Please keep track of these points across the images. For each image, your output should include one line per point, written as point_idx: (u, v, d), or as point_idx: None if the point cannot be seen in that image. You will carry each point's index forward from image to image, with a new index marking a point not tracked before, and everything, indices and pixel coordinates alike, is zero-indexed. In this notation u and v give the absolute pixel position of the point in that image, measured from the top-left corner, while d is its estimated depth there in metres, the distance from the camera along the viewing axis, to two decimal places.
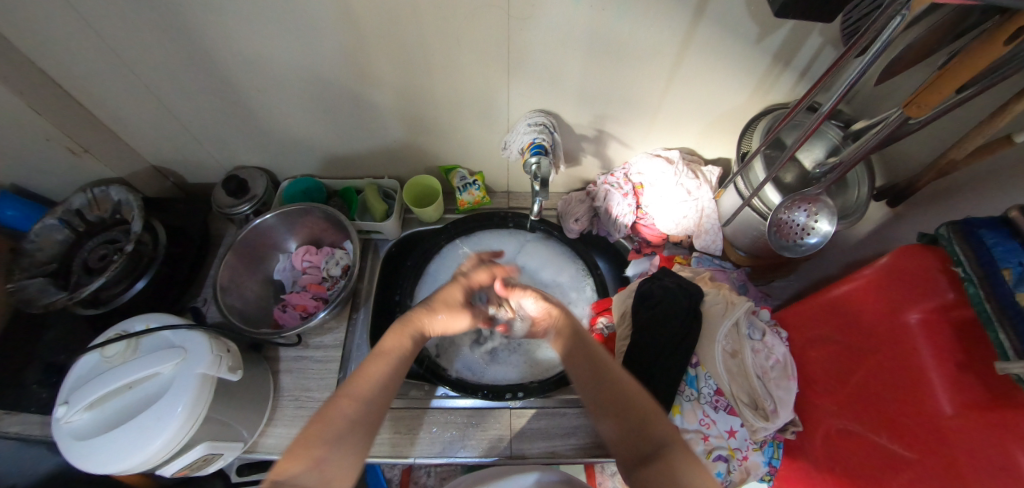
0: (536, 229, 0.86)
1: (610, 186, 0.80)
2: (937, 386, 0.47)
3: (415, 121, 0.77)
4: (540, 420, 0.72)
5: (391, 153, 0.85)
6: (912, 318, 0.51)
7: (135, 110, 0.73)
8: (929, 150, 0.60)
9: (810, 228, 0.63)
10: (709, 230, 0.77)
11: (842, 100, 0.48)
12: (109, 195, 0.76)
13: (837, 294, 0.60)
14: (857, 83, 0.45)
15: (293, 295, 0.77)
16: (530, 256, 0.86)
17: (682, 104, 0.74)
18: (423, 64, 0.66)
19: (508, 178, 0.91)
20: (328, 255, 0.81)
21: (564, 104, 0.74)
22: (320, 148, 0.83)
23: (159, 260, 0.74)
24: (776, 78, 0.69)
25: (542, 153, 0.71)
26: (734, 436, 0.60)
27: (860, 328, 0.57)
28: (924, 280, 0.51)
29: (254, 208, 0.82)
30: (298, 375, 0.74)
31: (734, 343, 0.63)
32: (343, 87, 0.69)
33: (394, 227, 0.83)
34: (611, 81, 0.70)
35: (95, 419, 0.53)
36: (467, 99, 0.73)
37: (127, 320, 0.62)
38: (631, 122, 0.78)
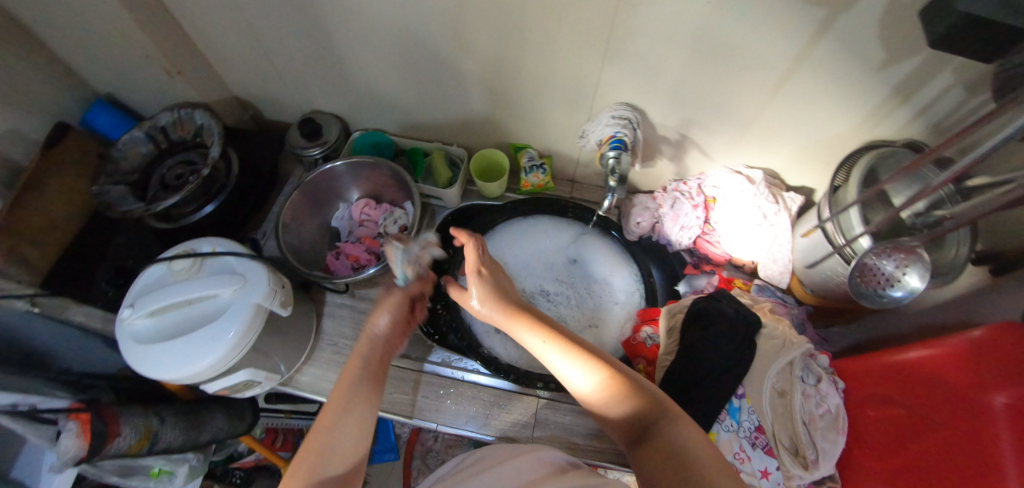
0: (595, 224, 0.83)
1: (679, 194, 0.77)
2: (1006, 480, 0.42)
3: (494, 95, 0.76)
4: (564, 415, 0.71)
5: (461, 122, 0.84)
6: (997, 402, 0.45)
7: (227, 38, 0.74)
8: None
9: (896, 279, 0.58)
10: (780, 261, 0.73)
11: (985, 159, 0.43)
12: (194, 118, 0.78)
13: (919, 358, 0.56)
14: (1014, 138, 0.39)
15: (348, 245, 0.79)
16: (582, 250, 0.84)
17: (777, 122, 0.69)
18: (517, 37, 0.63)
19: (576, 167, 0.89)
20: (388, 212, 0.82)
21: (652, 102, 0.71)
22: (393, 105, 0.83)
23: (229, 188, 0.76)
24: (888, 112, 0.63)
25: (622, 149, 0.69)
26: (767, 478, 0.58)
27: (936, 400, 0.52)
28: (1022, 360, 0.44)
29: (324, 153, 0.83)
30: (338, 322, 0.76)
31: (784, 382, 0.60)
32: (430, 48, 0.68)
33: (455, 196, 0.82)
34: (704, 85, 0.66)
35: (155, 326, 0.56)
36: (552, 80, 0.70)
37: (195, 240, 0.64)
38: (718, 131, 0.74)
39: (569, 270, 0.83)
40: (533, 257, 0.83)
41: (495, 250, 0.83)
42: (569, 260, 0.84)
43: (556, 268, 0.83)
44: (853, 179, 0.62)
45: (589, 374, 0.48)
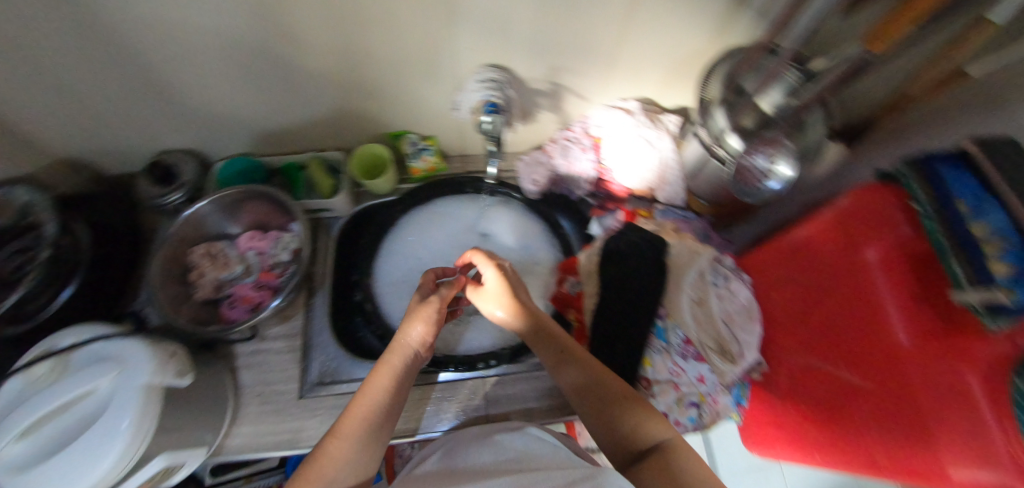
0: (495, 193, 0.81)
1: (568, 141, 0.78)
2: (895, 321, 0.49)
3: (356, 86, 0.70)
4: (514, 386, 0.71)
5: (333, 124, 0.78)
6: (870, 256, 0.52)
7: (21, 94, 0.62)
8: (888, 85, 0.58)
9: (770, 171, 0.62)
10: (670, 180, 0.77)
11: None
12: (16, 197, 0.67)
13: (799, 236, 0.60)
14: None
15: (238, 287, 0.72)
16: (490, 222, 0.82)
17: (641, 49, 0.69)
18: (355, 19, 0.58)
19: (462, 140, 0.86)
20: (275, 240, 0.75)
21: (515, 57, 0.69)
22: (252, 123, 0.75)
23: (84, 266, 0.67)
24: (736, 17, 0.65)
25: (497, 111, 0.67)
26: (704, 382, 0.61)
27: (820, 269, 0.57)
28: (884, 215, 0.51)
29: (187, 195, 0.75)
30: (258, 370, 0.70)
31: (699, 292, 0.63)
32: (265, 51, 0.61)
33: (345, 202, 0.76)
34: (561, 30, 0.64)
35: (30, 450, 0.48)
36: (408, 57, 0.65)
37: (52, 336, 0.56)
38: (586, 73, 0.73)
39: (483, 246, 0.81)
40: (444, 244, 0.81)
41: (406, 246, 0.80)
42: (480, 236, 0.82)
43: (470, 248, 0.81)
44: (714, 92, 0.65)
45: (500, 305, 0.57)
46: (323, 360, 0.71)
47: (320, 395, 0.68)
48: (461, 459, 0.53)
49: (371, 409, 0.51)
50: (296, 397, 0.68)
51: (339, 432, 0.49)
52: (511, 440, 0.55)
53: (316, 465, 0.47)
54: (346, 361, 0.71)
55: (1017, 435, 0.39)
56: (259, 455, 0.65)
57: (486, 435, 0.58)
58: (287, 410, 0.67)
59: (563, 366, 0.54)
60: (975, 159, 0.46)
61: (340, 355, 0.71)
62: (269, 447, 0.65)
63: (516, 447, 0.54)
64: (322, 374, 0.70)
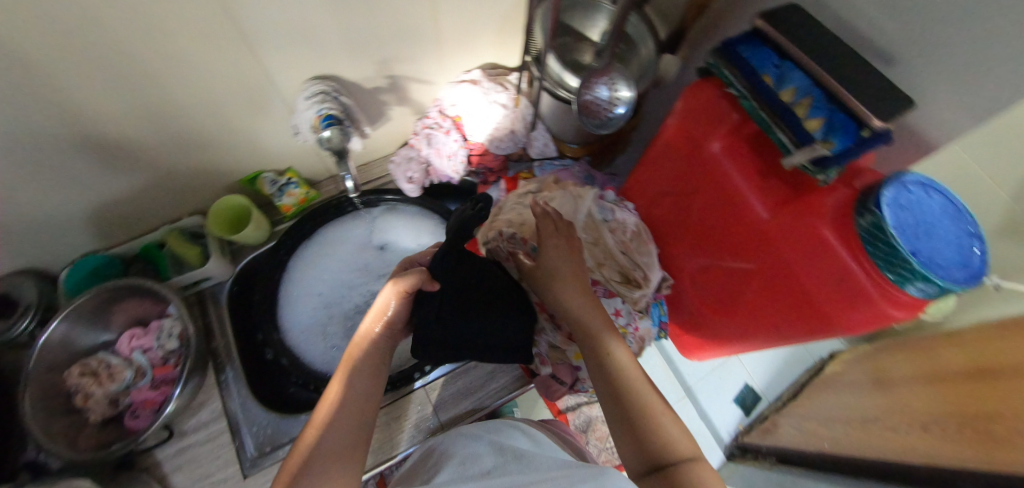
0: (378, 203, 0.80)
1: (429, 129, 0.74)
2: (751, 200, 0.52)
3: (180, 144, 0.64)
4: (455, 382, 0.70)
5: (175, 191, 0.71)
6: (716, 148, 0.55)
7: None
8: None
9: (614, 99, 0.61)
10: (540, 137, 0.77)
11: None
12: None
13: (655, 152, 0.63)
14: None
15: (132, 392, 0.66)
16: (382, 231, 0.79)
17: (462, 18, 0.67)
18: (133, 74, 0.51)
19: (325, 162, 0.81)
20: (159, 329, 0.69)
21: (338, 62, 0.65)
22: (77, 218, 0.66)
23: None
24: None
25: (337, 123, 0.64)
26: (620, 314, 0.63)
27: (684, 174, 0.60)
28: (714, 108, 0.54)
29: (37, 317, 0.66)
30: (189, 469, 0.64)
31: (592, 232, 0.65)
32: (48, 141, 0.54)
33: (223, 266, 0.71)
34: (370, 21, 0.60)
35: None
36: (220, 95, 0.60)
37: None
38: (418, 54, 0.70)
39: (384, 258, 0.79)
40: (345, 270, 0.78)
41: (307, 284, 0.76)
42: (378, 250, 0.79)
43: (371, 266, 0.78)
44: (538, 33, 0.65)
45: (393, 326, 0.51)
46: (256, 429, 0.68)
47: (263, 466, 0.64)
48: (449, 457, 0.45)
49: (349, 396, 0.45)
50: (239, 477, 0.64)
51: (315, 420, 0.43)
52: (505, 438, 0.48)
53: (317, 456, 0.40)
54: (280, 422, 0.68)
55: (874, 266, 0.41)
56: None
57: (478, 436, 0.49)
58: None
59: (559, 268, 0.54)
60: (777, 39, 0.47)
61: (272, 417, 0.68)
62: None
63: (515, 446, 0.45)
64: (260, 444, 0.67)
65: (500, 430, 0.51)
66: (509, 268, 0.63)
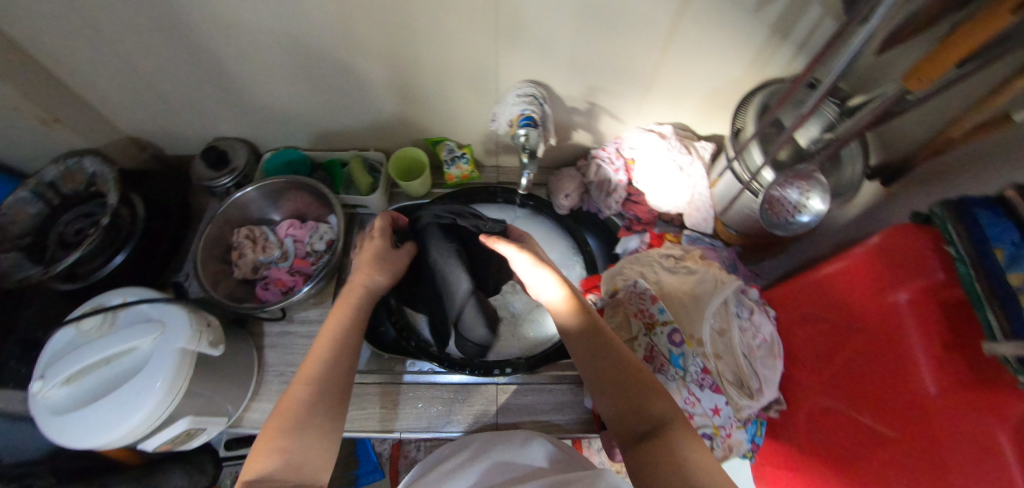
0: (525, 206, 0.88)
1: (601, 161, 0.83)
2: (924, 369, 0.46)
3: (403, 92, 0.75)
4: (525, 396, 0.72)
5: (377, 125, 0.83)
6: (900, 299, 0.49)
7: (108, 78, 0.69)
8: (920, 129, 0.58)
9: (802, 205, 0.63)
10: (701, 207, 0.80)
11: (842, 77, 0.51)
12: (83, 167, 0.72)
13: (828, 273, 0.59)
14: (861, 50, 0.47)
15: (273, 270, 0.76)
16: (521, 231, 0.87)
17: (676, 77, 0.73)
18: (408, 30, 0.63)
19: (497, 152, 0.90)
20: (313, 229, 0.80)
21: (555, 75, 0.72)
22: (304, 119, 0.81)
23: (138, 235, 0.73)
24: (773, 52, 0.67)
25: (532, 125, 0.69)
26: (719, 414, 0.60)
27: (853, 308, 0.55)
28: (916, 257, 0.49)
29: (235, 181, 0.80)
30: (283, 351, 0.73)
31: (721, 321, 0.64)
32: (324, 54, 0.67)
33: (380, 200, 0.82)
34: (598, 52, 0.67)
35: (75, 393, 0.52)
36: (454, 68, 0.70)
37: (103, 293, 0.58)
38: (620, 95, 0.76)
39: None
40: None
41: None
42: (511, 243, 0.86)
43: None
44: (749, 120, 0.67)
45: None
46: None
47: None
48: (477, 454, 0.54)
49: (329, 347, 0.50)
50: None
51: (300, 377, 0.47)
52: (527, 454, 0.56)
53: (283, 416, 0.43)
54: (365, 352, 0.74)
55: None
56: None
57: (501, 444, 0.59)
58: None
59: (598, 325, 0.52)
60: (1016, 202, 0.41)
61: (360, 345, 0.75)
62: None
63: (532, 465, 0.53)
64: None
65: (521, 443, 0.59)
66: (634, 322, 0.69)
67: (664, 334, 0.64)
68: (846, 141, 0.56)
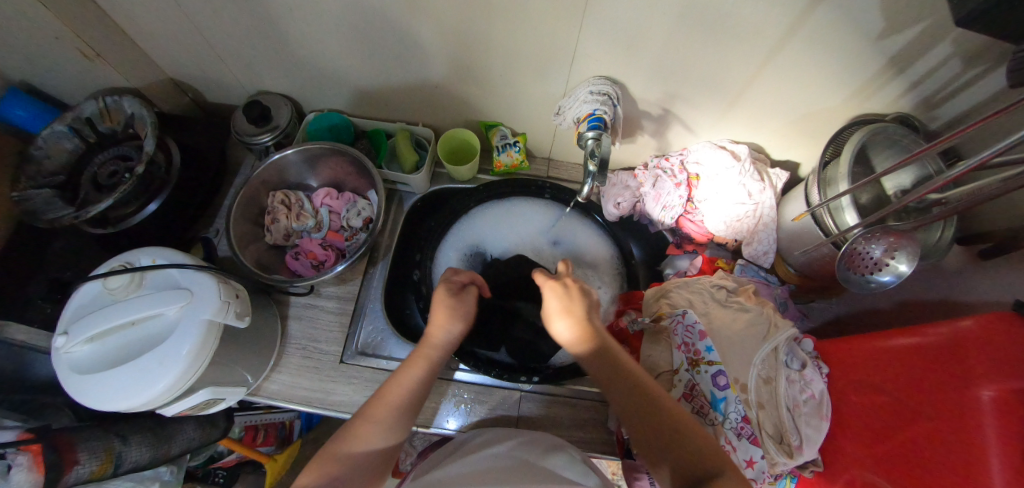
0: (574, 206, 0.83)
1: (662, 172, 0.78)
2: (995, 471, 0.41)
3: (465, 72, 0.70)
4: (549, 407, 0.70)
5: (430, 101, 0.78)
6: (984, 395, 0.44)
7: (158, 19, 0.65)
8: None
9: (884, 264, 0.57)
10: (764, 240, 0.76)
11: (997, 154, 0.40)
12: (122, 107, 0.69)
13: (899, 345, 0.54)
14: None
15: (304, 242, 0.74)
16: (563, 231, 0.83)
17: (766, 95, 0.66)
18: (482, 7, 0.56)
19: (551, 145, 0.86)
20: (350, 203, 0.76)
21: (634, 75, 0.65)
22: (356, 86, 0.77)
23: (172, 185, 0.70)
24: (880, 86, 0.62)
25: (601, 128, 0.63)
26: (751, 467, 0.56)
27: (923, 389, 0.50)
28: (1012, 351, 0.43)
29: (275, 139, 0.76)
30: (307, 324, 0.72)
31: (769, 369, 0.59)
32: (387, 20, 0.61)
33: (421, 181, 0.79)
34: (689, 59, 0.61)
35: (98, 352, 0.51)
36: (526, 53, 0.64)
37: (131, 251, 0.55)
38: (702, 106, 0.70)
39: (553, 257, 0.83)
40: (514, 243, 0.83)
41: (474, 231, 0.82)
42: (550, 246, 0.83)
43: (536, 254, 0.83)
44: (844, 157, 0.60)
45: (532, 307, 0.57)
46: (370, 329, 0.73)
47: (359, 364, 0.69)
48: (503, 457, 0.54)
49: (398, 399, 0.51)
50: (337, 360, 0.70)
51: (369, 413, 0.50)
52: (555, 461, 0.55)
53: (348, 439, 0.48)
54: (391, 337, 0.72)
55: None
56: (291, 407, 0.67)
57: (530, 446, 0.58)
58: (326, 371, 0.69)
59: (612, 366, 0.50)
60: None
61: (386, 329, 0.73)
62: (302, 400, 0.67)
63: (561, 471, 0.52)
64: (365, 344, 0.72)
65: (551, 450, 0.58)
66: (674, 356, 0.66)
67: (707, 375, 0.60)
68: (951, 213, 0.50)
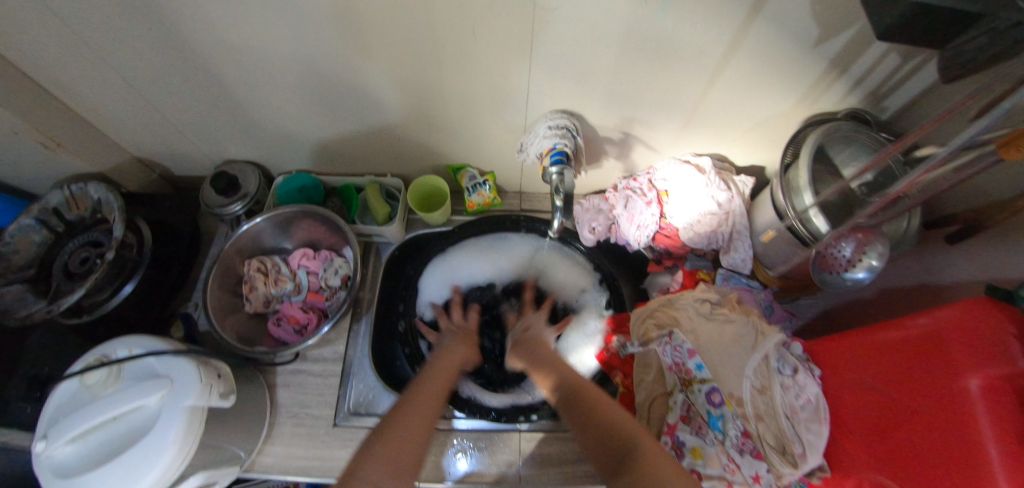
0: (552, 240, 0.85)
1: (632, 192, 0.80)
2: (992, 462, 0.40)
3: (425, 120, 0.71)
4: (547, 445, 0.69)
5: (397, 151, 0.80)
6: (972, 384, 0.43)
7: (117, 102, 0.66)
8: (1001, 185, 0.53)
9: (857, 261, 0.61)
10: (740, 247, 0.76)
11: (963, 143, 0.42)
12: (88, 194, 0.69)
13: (883, 340, 0.55)
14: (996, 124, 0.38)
15: (286, 305, 0.74)
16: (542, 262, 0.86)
17: (718, 108, 0.68)
18: (433, 58, 0.58)
19: (521, 179, 0.88)
20: (327, 261, 0.77)
21: (589, 105, 0.67)
22: (321, 143, 0.78)
23: (146, 266, 0.69)
24: (826, 88, 0.64)
25: (564, 162, 0.65)
26: (760, 483, 0.54)
27: (914, 379, 0.49)
28: (988, 337, 0.43)
29: (246, 207, 0.77)
30: (296, 390, 0.71)
31: (762, 379, 0.59)
32: (341, 80, 0.62)
33: (396, 230, 0.81)
34: (640, 82, 0.63)
35: (79, 452, 0.49)
36: (482, 95, 0.65)
37: (106, 343, 0.54)
38: (660, 125, 0.72)
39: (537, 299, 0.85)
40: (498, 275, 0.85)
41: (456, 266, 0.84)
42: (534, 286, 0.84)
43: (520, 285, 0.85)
44: (803, 159, 0.63)
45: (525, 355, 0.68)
46: (361, 388, 0.72)
47: (353, 426, 0.68)
48: None
49: (425, 400, 0.53)
50: (330, 424, 0.68)
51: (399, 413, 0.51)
52: None
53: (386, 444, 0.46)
54: (383, 393, 0.72)
55: None
56: (288, 479, 0.65)
57: None
58: (320, 436, 0.68)
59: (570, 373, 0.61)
60: None
61: (378, 385, 0.73)
62: (298, 471, 0.65)
63: None
64: (357, 403, 0.71)
65: None
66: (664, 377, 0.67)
67: (701, 393, 0.60)
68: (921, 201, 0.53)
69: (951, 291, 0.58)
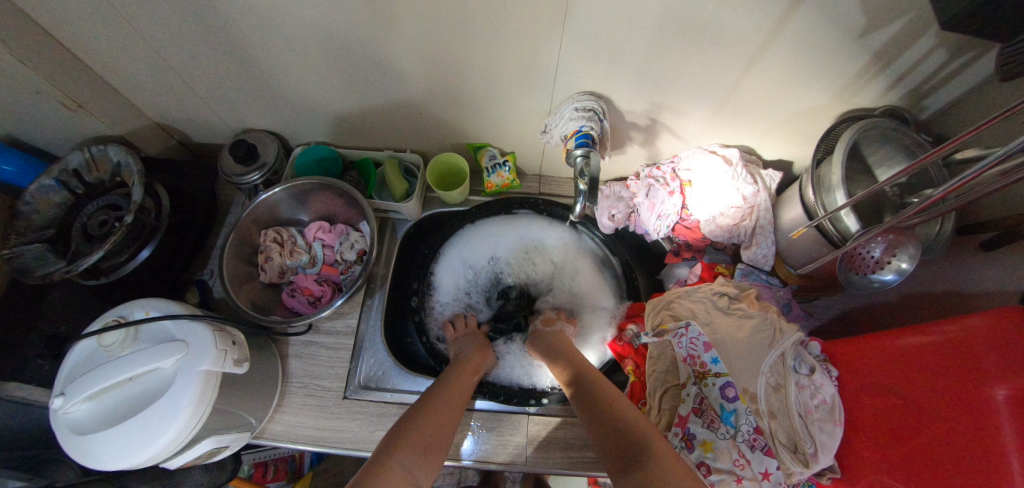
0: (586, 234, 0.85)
1: (654, 181, 0.78)
2: (1015, 473, 0.40)
3: (446, 96, 0.69)
4: (559, 429, 0.69)
5: (416, 127, 0.78)
6: (998, 394, 0.43)
7: (135, 65, 0.65)
8: None
9: (885, 263, 0.58)
10: (763, 243, 0.75)
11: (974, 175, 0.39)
12: (108, 156, 0.69)
13: (907, 344, 0.53)
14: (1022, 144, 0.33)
15: (300, 278, 0.73)
16: (569, 251, 0.86)
17: (751, 98, 0.65)
18: (459, 32, 0.56)
19: (542, 163, 0.86)
20: (343, 235, 0.76)
21: (617, 88, 0.65)
22: (339, 117, 0.77)
23: (162, 231, 0.69)
24: (867, 82, 0.61)
25: (589, 145, 0.64)
26: (768, 480, 0.54)
27: (928, 383, 0.49)
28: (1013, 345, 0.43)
29: (264, 177, 0.76)
30: (308, 361, 0.71)
31: (778, 377, 0.57)
32: (362, 52, 0.61)
33: (413, 208, 0.80)
34: (672, 66, 0.60)
35: (95, 410, 0.50)
36: (507, 73, 0.63)
37: (124, 304, 0.55)
38: (689, 112, 0.70)
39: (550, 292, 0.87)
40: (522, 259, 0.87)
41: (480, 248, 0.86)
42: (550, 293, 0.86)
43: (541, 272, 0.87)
44: (837, 155, 0.59)
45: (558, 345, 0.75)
46: (372, 363, 0.73)
47: (363, 399, 0.69)
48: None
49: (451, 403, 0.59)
50: (341, 396, 0.69)
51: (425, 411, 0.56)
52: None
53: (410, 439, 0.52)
54: (393, 369, 0.72)
55: None
56: (297, 447, 0.66)
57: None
58: (329, 407, 0.68)
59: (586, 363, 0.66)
60: None
61: (389, 361, 0.73)
62: (307, 441, 0.66)
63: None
64: (368, 378, 0.71)
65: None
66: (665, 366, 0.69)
67: (716, 387, 0.61)
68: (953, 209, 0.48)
69: (980, 300, 0.57)
